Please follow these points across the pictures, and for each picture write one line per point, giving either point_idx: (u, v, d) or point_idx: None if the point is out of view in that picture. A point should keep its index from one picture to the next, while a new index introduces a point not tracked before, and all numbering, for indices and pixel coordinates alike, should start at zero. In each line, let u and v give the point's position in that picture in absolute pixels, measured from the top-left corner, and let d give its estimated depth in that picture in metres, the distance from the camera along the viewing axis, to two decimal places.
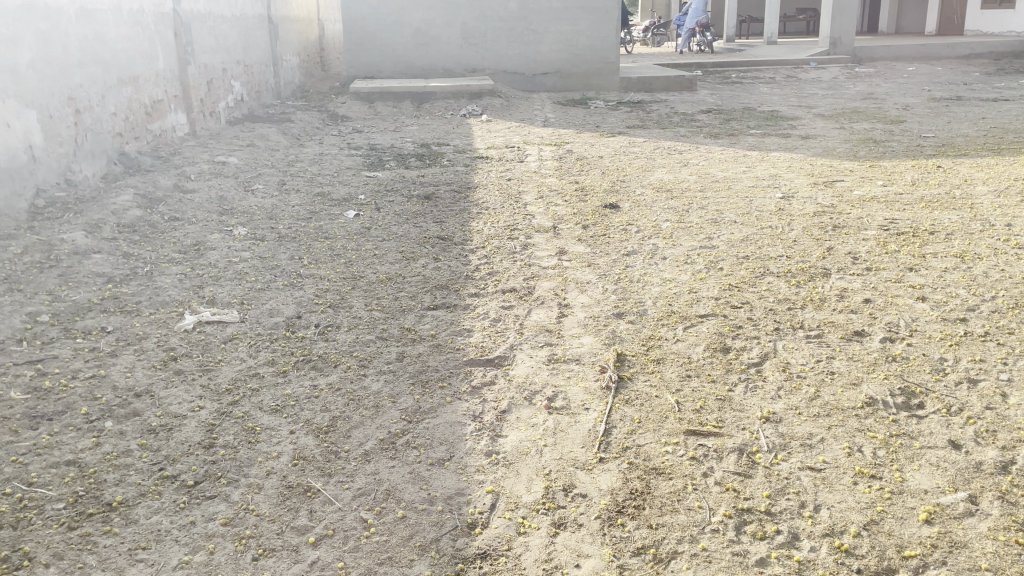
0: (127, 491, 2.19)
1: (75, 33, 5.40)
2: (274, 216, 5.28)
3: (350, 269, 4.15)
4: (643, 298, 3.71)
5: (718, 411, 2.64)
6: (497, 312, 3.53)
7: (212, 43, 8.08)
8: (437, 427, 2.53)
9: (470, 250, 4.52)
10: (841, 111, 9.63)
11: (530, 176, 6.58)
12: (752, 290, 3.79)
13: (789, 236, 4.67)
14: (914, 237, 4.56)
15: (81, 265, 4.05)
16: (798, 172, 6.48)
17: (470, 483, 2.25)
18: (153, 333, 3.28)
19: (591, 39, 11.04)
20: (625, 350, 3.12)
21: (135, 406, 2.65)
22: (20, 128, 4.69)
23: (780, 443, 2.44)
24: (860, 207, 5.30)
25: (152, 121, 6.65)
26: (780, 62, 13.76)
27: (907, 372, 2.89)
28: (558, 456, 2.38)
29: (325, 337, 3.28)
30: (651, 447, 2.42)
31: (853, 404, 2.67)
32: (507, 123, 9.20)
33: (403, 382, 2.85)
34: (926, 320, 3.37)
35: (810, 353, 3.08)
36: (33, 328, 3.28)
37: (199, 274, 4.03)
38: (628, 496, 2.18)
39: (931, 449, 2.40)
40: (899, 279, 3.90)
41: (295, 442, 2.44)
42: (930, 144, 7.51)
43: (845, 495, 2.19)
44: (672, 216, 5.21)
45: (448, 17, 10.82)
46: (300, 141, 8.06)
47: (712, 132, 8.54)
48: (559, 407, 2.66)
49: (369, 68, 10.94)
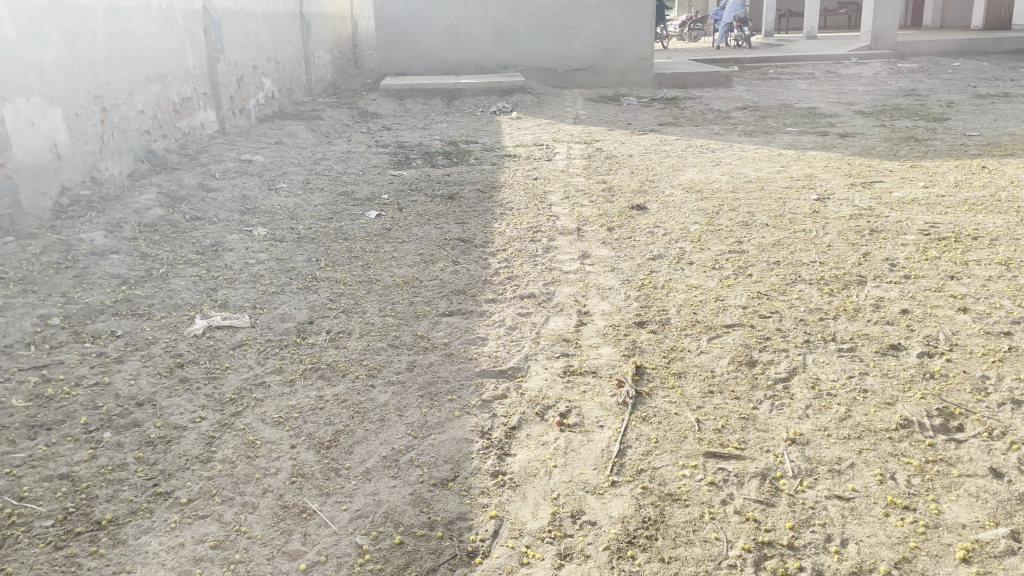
0: (118, 508, 2.12)
1: (102, 31, 5.37)
2: (296, 216, 5.22)
3: (367, 272, 4.06)
4: (667, 306, 3.56)
5: (740, 431, 2.50)
6: (514, 319, 3.41)
7: (242, 41, 8.05)
8: (442, 444, 2.42)
9: (491, 253, 4.41)
10: (883, 108, 9.33)
11: (557, 175, 6.44)
12: (782, 299, 3.62)
13: (823, 241, 4.48)
14: (957, 242, 4.35)
15: (97, 266, 4.00)
16: (834, 172, 6.27)
17: (472, 507, 2.14)
18: (162, 338, 3.21)
19: (625, 34, 10.84)
20: (644, 362, 2.98)
21: (135, 416, 2.58)
22: (45, 126, 4.66)
23: (805, 467, 2.29)
24: (900, 209, 5.09)
25: (181, 118, 6.64)
26: (820, 58, 13.41)
27: (946, 392, 2.71)
28: (568, 479, 2.25)
29: (336, 344, 3.18)
30: (668, 470, 2.29)
31: (887, 426, 2.50)
32: (537, 120, 9.07)
33: (411, 394, 2.74)
34: (967, 334, 3.18)
35: (842, 368, 2.91)
36: (43, 331, 3.23)
37: (214, 276, 3.96)
38: (640, 525, 2.05)
39: (970, 478, 2.23)
40: (939, 288, 3.70)
41: (296, 457, 2.35)
42: (976, 143, 7.22)
43: (874, 529, 2.03)
44: (702, 218, 5.04)
45: (479, 13, 10.71)
46: (328, 139, 8.01)
47: (747, 130, 8.32)
48: (572, 424, 2.54)
49: (400, 65, 10.89)
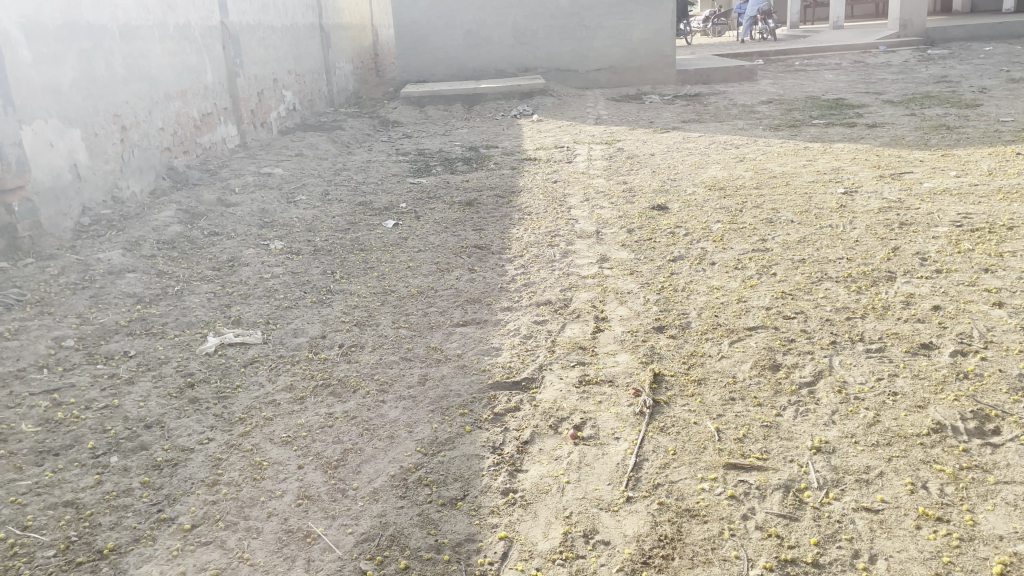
0: (120, 536, 2.09)
1: (120, 50, 5.38)
2: (313, 228, 5.19)
3: (382, 283, 4.01)
4: (688, 309, 3.45)
5: (763, 440, 2.39)
6: (529, 328, 3.33)
7: (262, 55, 8.07)
8: (452, 461, 2.35)
9: (508, 259, 4.34)
10: (912, 97, 9.10)
11: (578, 177, 6.36)
12: (807, 298, 3.50)
13: (850, 235, 4.35)
14: (991, 233, 4.19)
15: (114, 285, 3.99)
16: (861, 164, 6.10)
17: (482, 527, 2.07)
18: (174, 357, 3.18)
19: (645, 33, 10.71)
20: (663, 370, 2.88)
21: (143, 439, 2.55)
22: (64, 147, 4.67)
23: (831, 478, 2.18)
24: (931, 201, 4.93)
25: (201, 134, 6.65)
26: (846, 48, 13.15)
27: (981, 393, 2.58)
28: (581, 496, 2.17)
29: (348, 358, 3.13)
30: (686, 483, 2.20)
31: (918, 431, 2.38)
32: (558, 122, 8.97)
33: (421, 409, 2.68)
34: (1004, 330, 3.03)
35: (870, 370, 2.79)
36: (56, 354, 3.22)
37: (228, 292, 3.94)
38: (655, 544, 1.96)
39: (1008, 485, 2.11)
40: (973, 282, 3.55)
41: (302, 479, 2.30)
42: (1010, 129, 7.00)
43: (905, 543, 1.92)
44: (725, 216, 4.93)
45: (498, 17, 10.65)
46: (349, 148, 7.99)
47: (772, 124, 8.16)
48: (586, 437, 2.46)
49: (421, 72, 10.87)
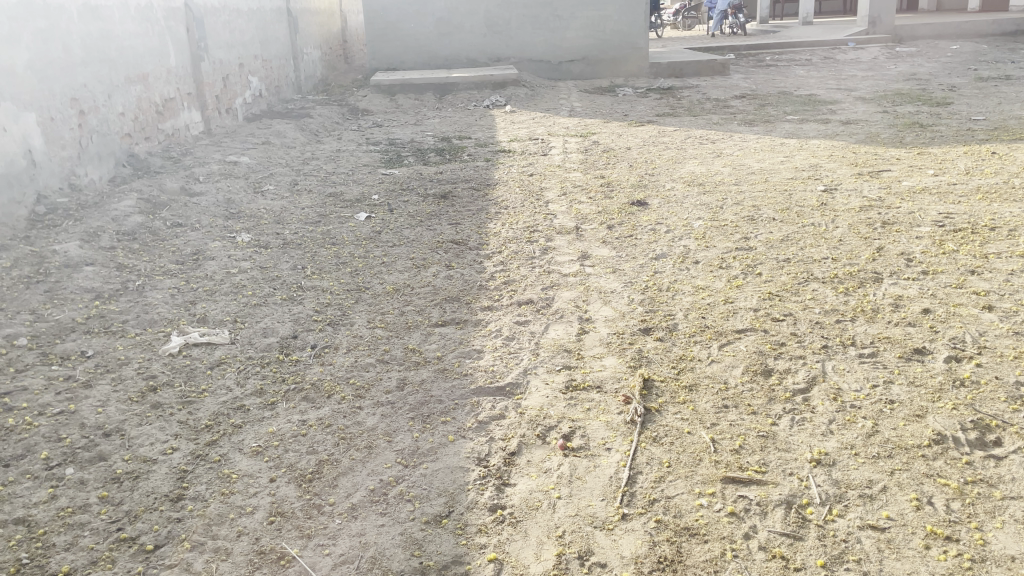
0: (76, 559, 1.92)
1: (78, 30, 5.12)
2: (282, 220, 5.00)
3: (355, 279, 3.86)
4: (674, 310, 3.35)
5: (760, 451, 2.29)
6: (511, 329, 3.20)
7: (227, 39, 7.80)
8: (435, 474, 2.22)
9: (486, 255, 4.20)
10: (884, 94, 9.11)
11: (554, 170, 6.23)
12: (794, 300, 3.41)
13: (834, 235, 4.27)
14: (973, 234, 4.15)
15: (70, 280, 3.77)
16: (839, 161, 6.06)
17: (469, 548, 1.94)
18: (135, 358, 2.99)
19: (619, 24, 10.61)
20: (651, 375, 2.76)
21: (102, 448, 2.37)
22: (18, 132, 4.42)
23: (834, 493, 2.09)
24: (911, 199, 4.89)
25: (164, 120, 6.40)
26: (816, 43, 13.19)
27: (979, 402, 2.50)
28: (573, 513, 2.05)
29: (321, 360, 2.98)
30: (683, 499, 2.09)
31: (919, 442, 2.30)
32: (531, 114, 8.82)
33: (401, 416, 2.53)
34: (996, 334, 2.97)
35: (865, 377, 2.71)
36: (8, 354, 3.01)
37: (193, 288, 3.75)
38: (655, 567, 1.85)
39: (1015, 501, 2.03)
40: (960, 284, 3.50)
41: (275, 493, 2.15)
42: (982, 128, 7.00)
43: (915, 565, 1.83)
44: (706, 213, 4.83)
45: (470, 5, 10.45)
46: (317, 137, 7.76)
47: (746, 119, 8.11)
48: (577, 448, 2.34)
49: (391, 60, 10.64)
